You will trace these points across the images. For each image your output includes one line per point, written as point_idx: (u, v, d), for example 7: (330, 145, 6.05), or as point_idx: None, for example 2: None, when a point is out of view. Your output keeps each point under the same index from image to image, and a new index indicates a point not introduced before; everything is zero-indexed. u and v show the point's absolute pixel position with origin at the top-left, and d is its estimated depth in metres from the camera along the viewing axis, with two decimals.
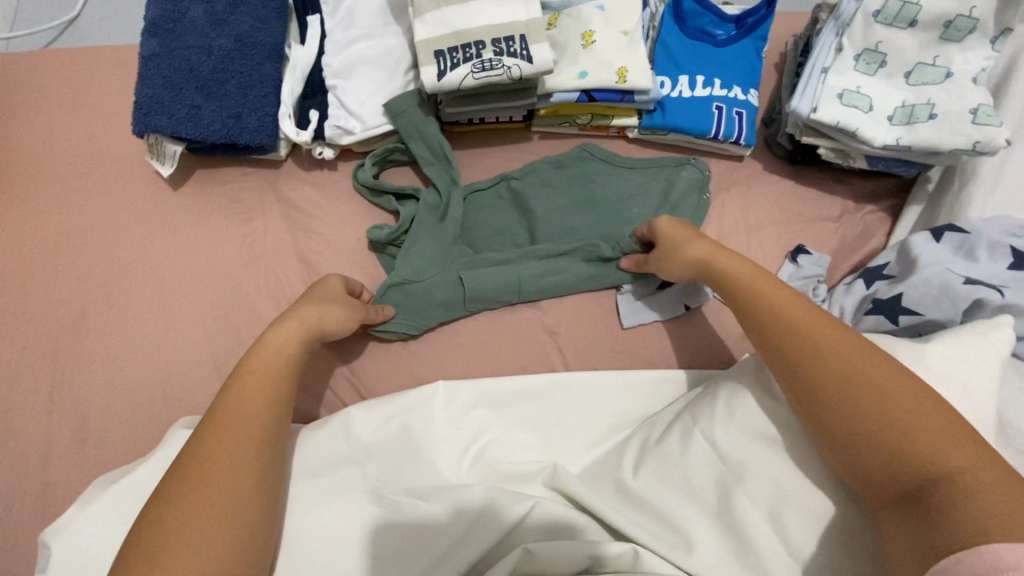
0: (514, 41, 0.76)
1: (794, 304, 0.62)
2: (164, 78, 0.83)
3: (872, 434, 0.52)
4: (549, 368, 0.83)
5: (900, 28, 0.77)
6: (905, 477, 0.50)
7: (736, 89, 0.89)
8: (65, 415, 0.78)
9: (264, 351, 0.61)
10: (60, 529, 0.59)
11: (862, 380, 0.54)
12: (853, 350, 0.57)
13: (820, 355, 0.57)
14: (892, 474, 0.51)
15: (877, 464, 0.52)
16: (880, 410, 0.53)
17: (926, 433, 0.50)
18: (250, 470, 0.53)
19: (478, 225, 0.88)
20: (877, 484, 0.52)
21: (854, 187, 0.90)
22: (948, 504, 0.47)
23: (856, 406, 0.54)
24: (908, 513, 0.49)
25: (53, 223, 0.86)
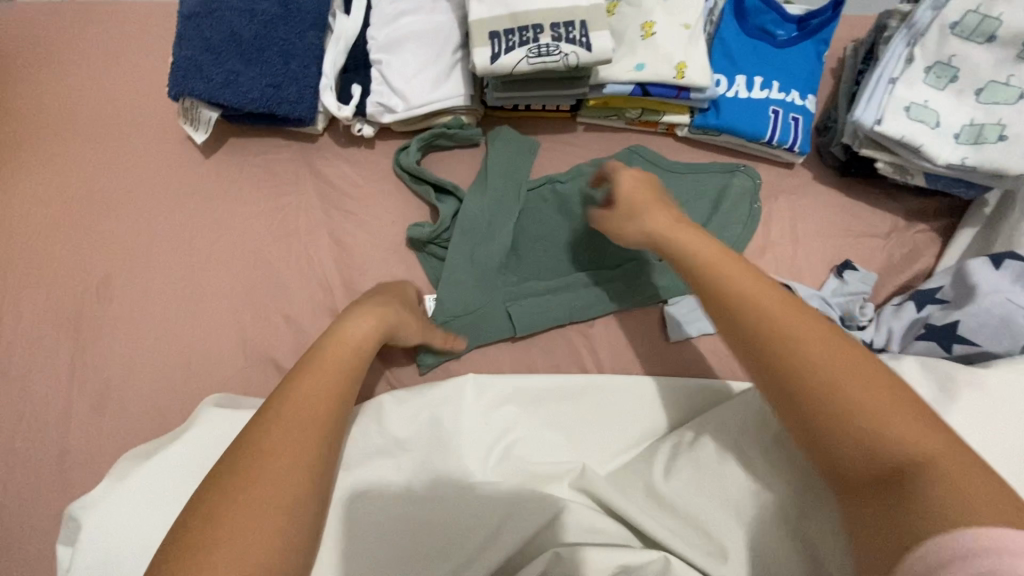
0: (574, 26, 0.72)
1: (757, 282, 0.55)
2: (205, 41, 0.80)
3: (829, 414, 0.46)
4: (580, 367, 0.81)
5: (976, 42, 0.74)
6: (874, 461, 0.44)
7: (794, 93, 0.85)
8: (86, 381, 0.76)
9: (340, 346, 0.60)
10: (95, 504, 0.60)
11: (819, 356, 0.49)
12: (806, 322, 0.51)
13: (774, 330, 0.51)
14: (858, 459, 0.45)
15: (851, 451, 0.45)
16: (837, 386, 0.47)
17: (886, 409, 0.45)
18: (305, 464, 0.51)
19: (522, 231, 0.84)
20: (841, 471, 0.46)
21: (906, 204, 0.87)
22: (917, 487, 0.42)
23: (815, 385, 0.47)
24: (874, 500, 0.44)
25: (81, 183, 0.83)
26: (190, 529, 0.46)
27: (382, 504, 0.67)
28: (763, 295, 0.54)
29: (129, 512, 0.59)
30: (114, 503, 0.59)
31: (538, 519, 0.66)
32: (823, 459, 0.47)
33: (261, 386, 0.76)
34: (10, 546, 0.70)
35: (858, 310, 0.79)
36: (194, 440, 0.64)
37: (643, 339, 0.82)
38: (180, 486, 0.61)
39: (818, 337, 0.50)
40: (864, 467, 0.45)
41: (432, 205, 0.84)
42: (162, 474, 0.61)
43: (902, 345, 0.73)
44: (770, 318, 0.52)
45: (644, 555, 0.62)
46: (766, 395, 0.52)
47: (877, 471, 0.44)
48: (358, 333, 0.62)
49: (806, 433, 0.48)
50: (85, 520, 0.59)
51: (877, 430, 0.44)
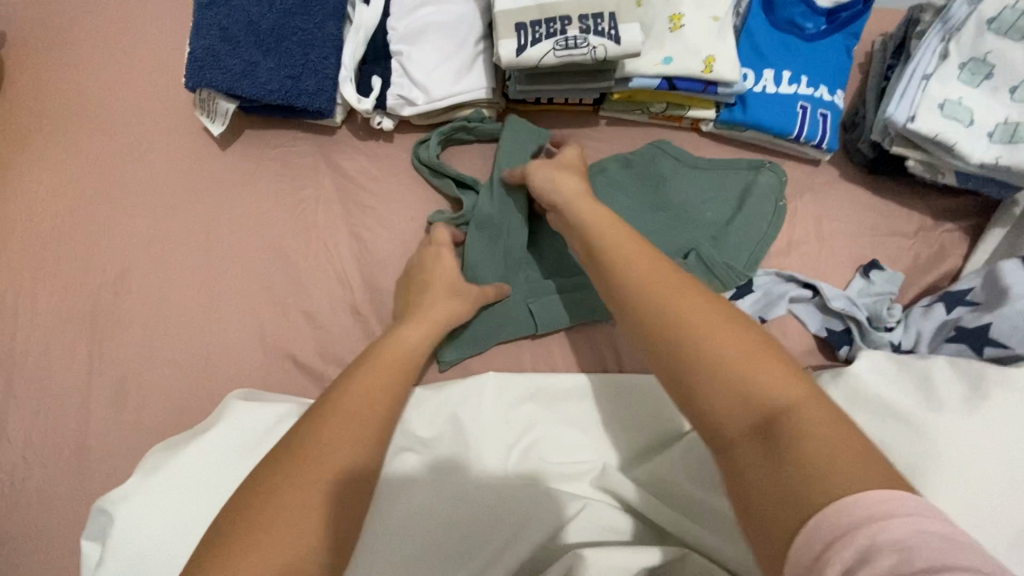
0: (602, 18, 0.71)
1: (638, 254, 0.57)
2: (222, 30, 0.78)
3: (703, 375, 0.45)
4: (602, 366, 0.80)
5: (1014, 39, 0.72)
6: (745, 412, 0.43)
7: (822, 88, 0.84)
8: (104, 376, 0.75)
9: (394, 349, 0.63)
10: (124, 499, 0.59)
11: (690, 321, 0.48)
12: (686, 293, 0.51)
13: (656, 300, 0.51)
14: (729, 414, 0.43)
15: (727, 404, 0.44)
16: (706, 346, 0.46)
17: (750, 365, 0.44)
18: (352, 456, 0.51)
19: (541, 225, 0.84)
20: (713, 429, 0.44)
21: (933, 203, 0.86)
22: (779, 436, 0.40)
23: (689, 349, 0.47)
24: (746, 454, 0.42)
25: (96, 175, 0.82)
26: (241, 513, 0.45)
27: (413, 501, 0.66)
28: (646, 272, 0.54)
29: (165, 506, 0.59)
30: (149, 496, 0.59)
31: (565, 508, 0.65)
32: (702, 421, 0.46)
33: (281, 383, 0.75)
34: (31, 543, 0.69)
35: (886, 311, 0.77)
36: (224, 435, 0.64)
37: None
38: (218, 481, 0.61)
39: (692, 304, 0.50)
40: (733, 421, 0.43)
41: (452, 197, 0.83)
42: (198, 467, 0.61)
43: (931, 346, 0.72)
44: (654, 292, 0.52)
45: (665, 553, 0.60)
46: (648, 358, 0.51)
47: (749, 424, 0.42)
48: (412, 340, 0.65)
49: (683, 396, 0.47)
50: (116, 513, 0.58)
51: (748, 386, 0.43)
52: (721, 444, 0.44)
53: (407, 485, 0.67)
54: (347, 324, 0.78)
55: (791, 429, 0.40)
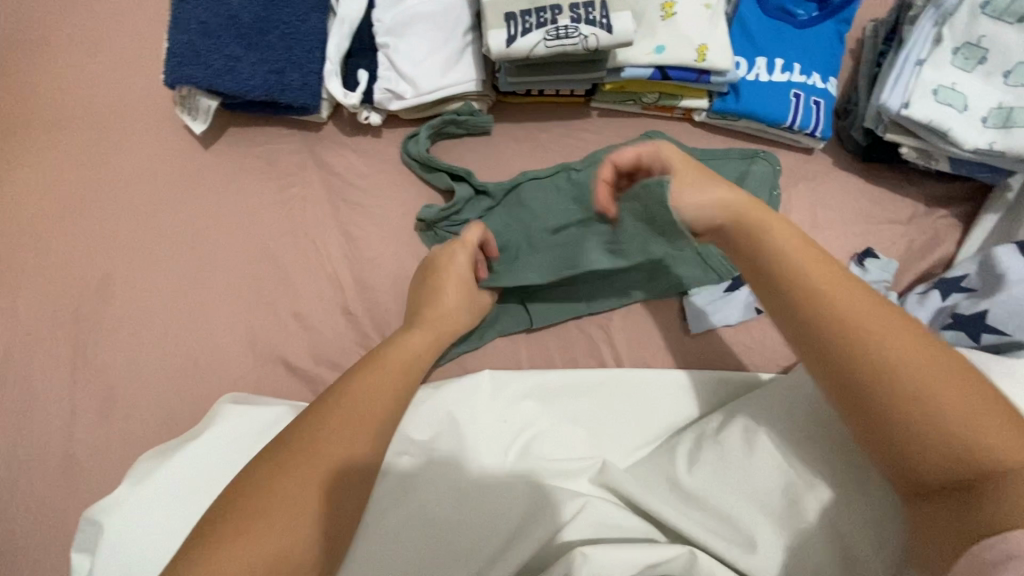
0: (594, 7, 0.69)
1: (838, 283, 0.55)
2: (201, 24, 0.75)
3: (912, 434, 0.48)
4: (599, 361, 0.79)
5: (1007, 23, 0.71)
6: (955, 463, 0.47)
7: (815, 75, 0.83)
8: (89, 383, 0.73)
9: (401, 353, 0.63)
10: (114, 507, 0.58)
11: (925, 375, 0.49)
12: (906, 339, 0.51)
13: (854, 346, 0.52)
14: (937, 469, 0.48)
15: (937, 454, 0.48)
16: (929, 403, 0.48)
17: (983, 426, 0.47)
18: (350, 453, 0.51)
19: (534, 216, 0.81)
20: (916, 479, 0.49)
21: (926, 189, 0.86)
22: (990, 498, 0.45)
23: (900, 406, 0.49)
24: (944, 503, 0.48)
25: (74, 177, 0.79)
26: (242, 500, 0.47)
27: (411, 506, 0.65)
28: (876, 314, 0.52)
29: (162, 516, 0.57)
30: (144, 506, 0.58)
31: (566, 506, 0.64)
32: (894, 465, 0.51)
33: (273, 386, 0.73)
34: (18, 557, 0.67)
35: None
36: (216, 438, 0.62)
37: (662, 330, 0.80)
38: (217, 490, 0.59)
39: (908, 350, 0.50)
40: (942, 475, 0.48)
41: (444, 191, 0.82)
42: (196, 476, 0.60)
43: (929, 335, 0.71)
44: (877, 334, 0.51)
45: (669, 550, 0.59)
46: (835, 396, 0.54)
47: (954, 478, 0.47)
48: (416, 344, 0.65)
49: (885, 445, 0.50)
50: (105, 523, 0.57)
51: (957, 447, 0.47)
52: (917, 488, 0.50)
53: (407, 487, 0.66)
54: (339, 324, 0.76)
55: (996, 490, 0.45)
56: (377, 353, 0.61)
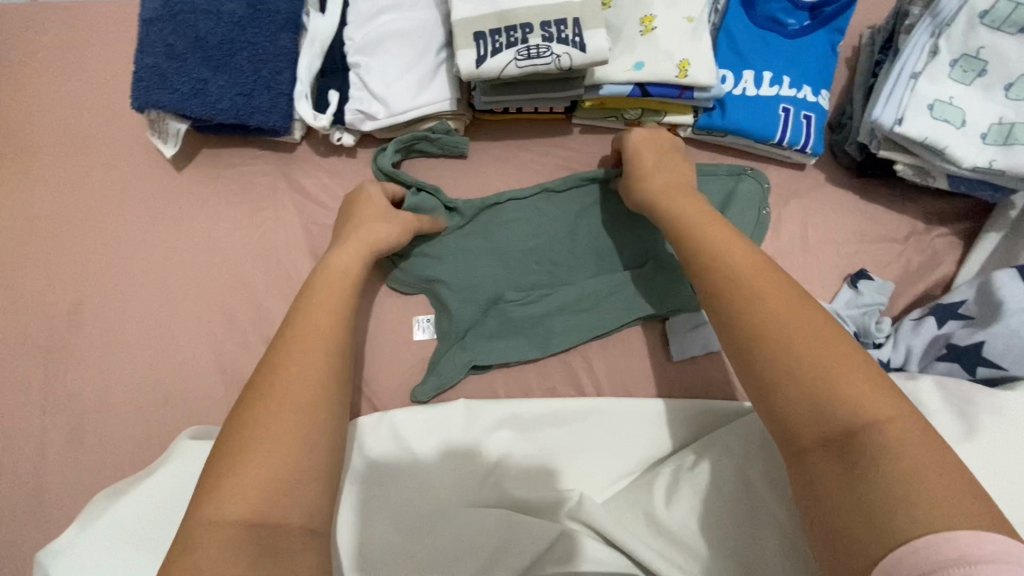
0: (566, 25, 0.66)
1: (740, 251, 0.53)
2: (168, 47, 0.74)
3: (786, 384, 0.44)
4: (578, 390, 0.76)
5: (1007, 33, 0.67)
6: (826, 421, 0.41)
7: (806, 88, 0.79)
8: (60, 412, 0.72)
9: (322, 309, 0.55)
10: (59, 552, 0.58)
11: (801, 328, 0.45)
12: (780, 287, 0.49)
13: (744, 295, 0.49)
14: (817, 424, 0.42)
15: (811, 409, 0.42)
16: (801, 350, 0.44)
17: (856, 377, 0.42)
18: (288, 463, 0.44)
19: (510, 240, 0.78)
20: (794, 433, 0.43)
21: (924, 205, 0.81)
22: (871, 462, 0.39)
23: (791, 359, 0.44)
24: (834, 468, 0.41)
25: (49, 201, 0.79)
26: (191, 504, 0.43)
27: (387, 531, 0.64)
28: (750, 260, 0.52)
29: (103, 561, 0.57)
30: (84, 556, 0.57)
31: (537, 543, 0.61)
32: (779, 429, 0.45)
33: None
34: None
35: (875, 324, 0.73)
36: (170, 480, 0.62)
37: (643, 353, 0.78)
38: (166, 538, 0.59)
39: (785, 304, 0.47)
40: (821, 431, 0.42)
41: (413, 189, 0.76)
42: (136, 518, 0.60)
43: (923, 365, 0.68)
44: (768, 298, 0.48)
45: None
46: (737, 359, 0.49)
47: (831, 436, 0.41)
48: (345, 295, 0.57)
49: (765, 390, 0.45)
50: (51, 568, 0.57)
51: (834, 401, 0.41)
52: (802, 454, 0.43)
53: (376, 516, 0.65)
54: None
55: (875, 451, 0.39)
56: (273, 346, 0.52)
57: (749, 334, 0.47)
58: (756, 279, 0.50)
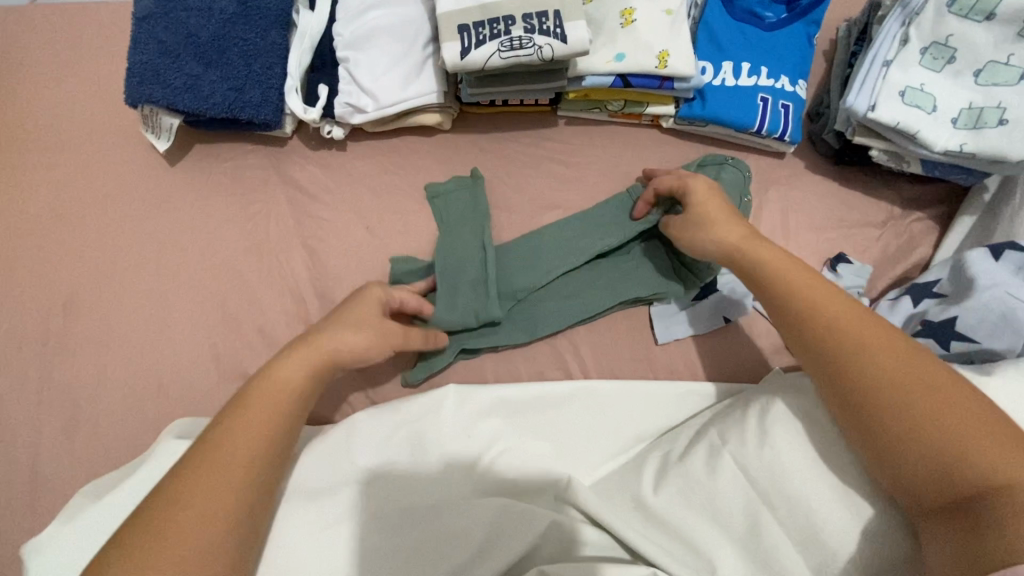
0: (547, 17, 0.68)
1: (837, 303, 0.57)
2: (160, 44, 0.76)
3: (906, 436, 0.49)
4: (567, 375, 0.77)
5: (975, 21, 0.69)
6: (953, 480, 0.47)
7: (784, 79, 0.81)
8: (56, 401, 0.73)
9: (274, 378, 0.54)
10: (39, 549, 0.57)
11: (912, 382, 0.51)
12: (896, 343, 0.53)
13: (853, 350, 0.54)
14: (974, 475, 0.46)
15: (929, 465, 0.48)
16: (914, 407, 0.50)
17: (984, 433, 0.47)
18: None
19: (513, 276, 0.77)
20: (915, 489, 0.49)
21: (901, 191, 0.84)
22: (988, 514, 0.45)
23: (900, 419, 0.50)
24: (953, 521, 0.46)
25: (45, 196, 0.81)
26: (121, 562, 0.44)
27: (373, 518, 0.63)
28: (849, 313, 0.56)
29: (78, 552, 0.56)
30: (65, 551, 0.56)
31: (527, 529, 0.61)
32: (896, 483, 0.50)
33: None
34: None
35: None
36: (150, 476, 0.60)
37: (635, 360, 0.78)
38: None
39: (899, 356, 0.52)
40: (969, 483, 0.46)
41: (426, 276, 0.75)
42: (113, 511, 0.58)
43: None
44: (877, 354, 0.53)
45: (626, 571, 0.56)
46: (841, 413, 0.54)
47: (952, 492, 0.47)
48: (293, 375, 0.54)
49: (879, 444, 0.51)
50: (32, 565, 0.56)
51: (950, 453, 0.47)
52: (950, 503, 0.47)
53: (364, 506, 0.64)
54: None
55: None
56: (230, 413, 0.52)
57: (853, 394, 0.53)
58: (872, 336, 0.54)
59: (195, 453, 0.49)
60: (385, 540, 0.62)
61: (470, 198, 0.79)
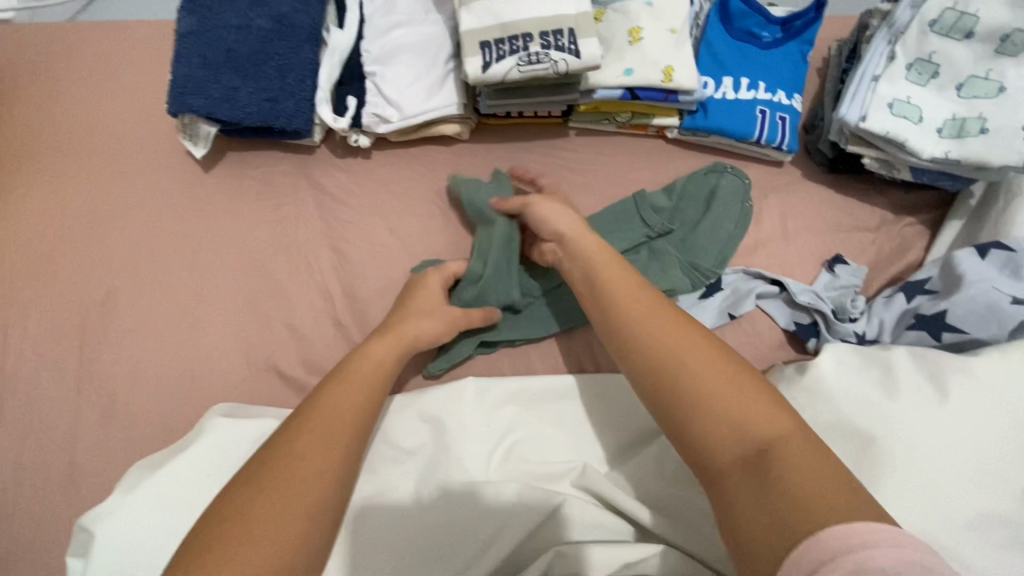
0: (563, 34, 0.74)
1: (634, 293, 0.59)
2: (202, 58, 0.82)
3: (696, 410, 0.49)
4: (579, 367, 0.81)
5: (956, 39, 0.75)
6: (736, 444, 0.47)
7: (781, 93, 0.87)
8: (94, 391, 0.77)
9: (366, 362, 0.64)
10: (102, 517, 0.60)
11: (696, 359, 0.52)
12: (673, 319, 0.55)
13: (626, 341, 0.56)
14: (729, 445, 0.47)
15: (717, 437, 0.48)
16: (699, 376, 0.50)
17: (749, 399, 0.49)
18: (273, 558, 0.48)
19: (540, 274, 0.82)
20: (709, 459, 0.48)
21: (893, 198, 0.89)
22: (768, 473, 0.44)
23: (689, 391, 0.50)
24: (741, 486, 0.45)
25: (87, 199, 0.85)
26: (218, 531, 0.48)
27: (408, 506, 0.66)
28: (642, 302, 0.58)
29: (144, 528, 0.60)
30: (127, 521, 0.60)
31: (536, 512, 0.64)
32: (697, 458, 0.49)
33: (265, 394, 0.77)
34: (25, 555, 0.70)
35: (850, 302, 0.79)
36: (207, 453, 0.64)
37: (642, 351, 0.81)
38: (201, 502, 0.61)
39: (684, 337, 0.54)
40: (724, 454, 0.47)
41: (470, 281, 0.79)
42: (177, 493, 0.62)
43: (894, 335, 0.75)
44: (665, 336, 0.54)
45: (646, 549, 0.60)
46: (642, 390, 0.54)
47: (737, 457, 0.46)
48: (382, 358, 0.65)
49: (680, 421, 0.50)
50: (97, 531, 0.59)
51: (734, 418, 0.48)
52: (711, 474, 0.48)
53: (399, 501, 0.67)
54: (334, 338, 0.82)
55: (778, 463, 0.44)
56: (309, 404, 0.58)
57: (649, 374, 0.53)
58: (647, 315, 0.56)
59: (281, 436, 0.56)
60: (415, 528, 0.65)
61: (498, 189, 0.83)
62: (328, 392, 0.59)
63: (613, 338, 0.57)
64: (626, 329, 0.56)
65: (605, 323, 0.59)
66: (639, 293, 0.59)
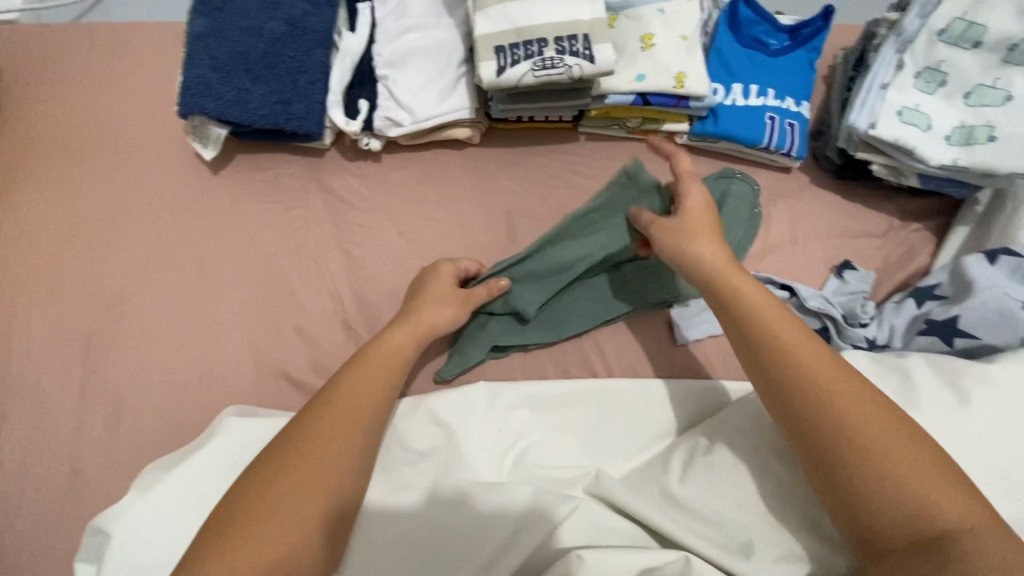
0: (577, 40, 0.74)
1: (808, 348, 0.57)
2: (212, 60, 0.81)
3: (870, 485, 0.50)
4: (591, 372, 0.81)
5: (964, 48, 0.77)
6: (911, 524, 0.48)
7: (789, 100, 0.88)
8: (100, 395, 0.76)
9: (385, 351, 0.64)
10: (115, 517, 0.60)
11: (875, 429, 0.51)
12: (848, 382, 0.54)
13: (798, 392, 0.55)
14: (899, 528, 0.48)
15: (890, 515, 0.49)
16: (880, 452, 0.50)
17: (930, 476, 0.49)
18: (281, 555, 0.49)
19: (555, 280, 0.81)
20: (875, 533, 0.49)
21: (900, 204, 0.90)
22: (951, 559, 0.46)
23: (864, 464, 0.50)
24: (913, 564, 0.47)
25: (94, 201, 0.85)
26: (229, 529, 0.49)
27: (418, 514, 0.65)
28: (820, 360, 0.56)
29: (151, 532, 0.59)
30: (140, 522, 0.59)
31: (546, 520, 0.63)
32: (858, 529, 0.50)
33: (274, 398, 0.76)
34: (28, 564, 0.69)
35: (860, 307, 0.79)
36: (220, 453, 0.64)
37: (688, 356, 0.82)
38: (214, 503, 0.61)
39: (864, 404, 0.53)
40: (894, 535, 0.48)
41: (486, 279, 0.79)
42: (190, 493, 0.61)
43: (905, 340, 0.75)
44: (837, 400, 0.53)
45: (663, 555, 0.58)
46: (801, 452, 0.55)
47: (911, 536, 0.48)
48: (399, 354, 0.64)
49: (845, 490, 0.51)
50: (109, 532, 0.59)
51: (909, 498, 0.48)
52: (877, 551, 0.50)
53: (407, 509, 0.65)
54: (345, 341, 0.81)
55: (960, 552, 0.46)
56: (324, 398, 0.58)
57: (812, 438, 0.53)
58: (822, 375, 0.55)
59: (293, 438, 0.55)
60: (427, 536, 0.64)
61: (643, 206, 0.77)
62: (348, 386, 0.59)
63: (775, 394, 0.56)
64: (790, 388, 0.55)
65: (765, 377, 0.57)
66: (820, 355, 0.56)
